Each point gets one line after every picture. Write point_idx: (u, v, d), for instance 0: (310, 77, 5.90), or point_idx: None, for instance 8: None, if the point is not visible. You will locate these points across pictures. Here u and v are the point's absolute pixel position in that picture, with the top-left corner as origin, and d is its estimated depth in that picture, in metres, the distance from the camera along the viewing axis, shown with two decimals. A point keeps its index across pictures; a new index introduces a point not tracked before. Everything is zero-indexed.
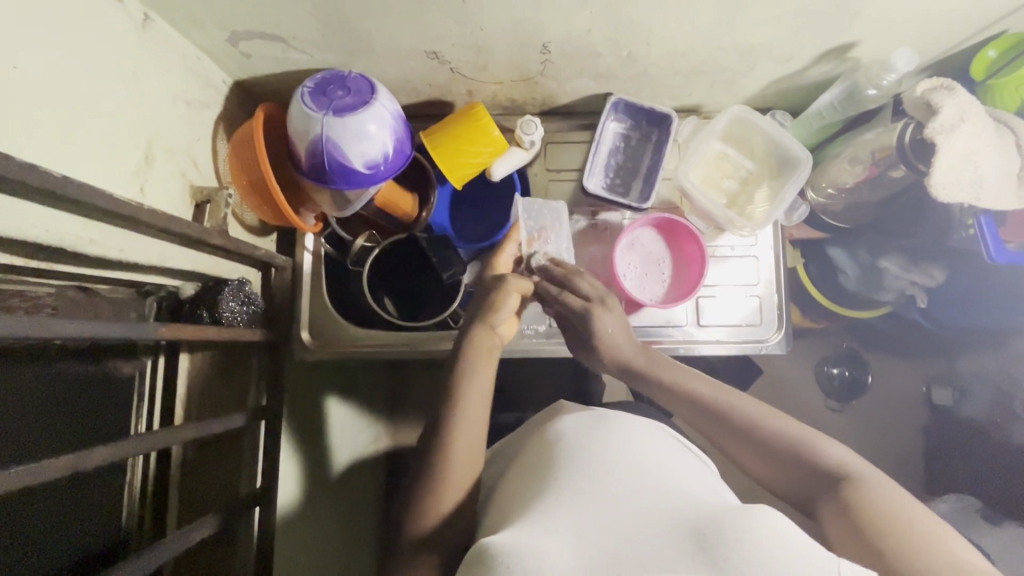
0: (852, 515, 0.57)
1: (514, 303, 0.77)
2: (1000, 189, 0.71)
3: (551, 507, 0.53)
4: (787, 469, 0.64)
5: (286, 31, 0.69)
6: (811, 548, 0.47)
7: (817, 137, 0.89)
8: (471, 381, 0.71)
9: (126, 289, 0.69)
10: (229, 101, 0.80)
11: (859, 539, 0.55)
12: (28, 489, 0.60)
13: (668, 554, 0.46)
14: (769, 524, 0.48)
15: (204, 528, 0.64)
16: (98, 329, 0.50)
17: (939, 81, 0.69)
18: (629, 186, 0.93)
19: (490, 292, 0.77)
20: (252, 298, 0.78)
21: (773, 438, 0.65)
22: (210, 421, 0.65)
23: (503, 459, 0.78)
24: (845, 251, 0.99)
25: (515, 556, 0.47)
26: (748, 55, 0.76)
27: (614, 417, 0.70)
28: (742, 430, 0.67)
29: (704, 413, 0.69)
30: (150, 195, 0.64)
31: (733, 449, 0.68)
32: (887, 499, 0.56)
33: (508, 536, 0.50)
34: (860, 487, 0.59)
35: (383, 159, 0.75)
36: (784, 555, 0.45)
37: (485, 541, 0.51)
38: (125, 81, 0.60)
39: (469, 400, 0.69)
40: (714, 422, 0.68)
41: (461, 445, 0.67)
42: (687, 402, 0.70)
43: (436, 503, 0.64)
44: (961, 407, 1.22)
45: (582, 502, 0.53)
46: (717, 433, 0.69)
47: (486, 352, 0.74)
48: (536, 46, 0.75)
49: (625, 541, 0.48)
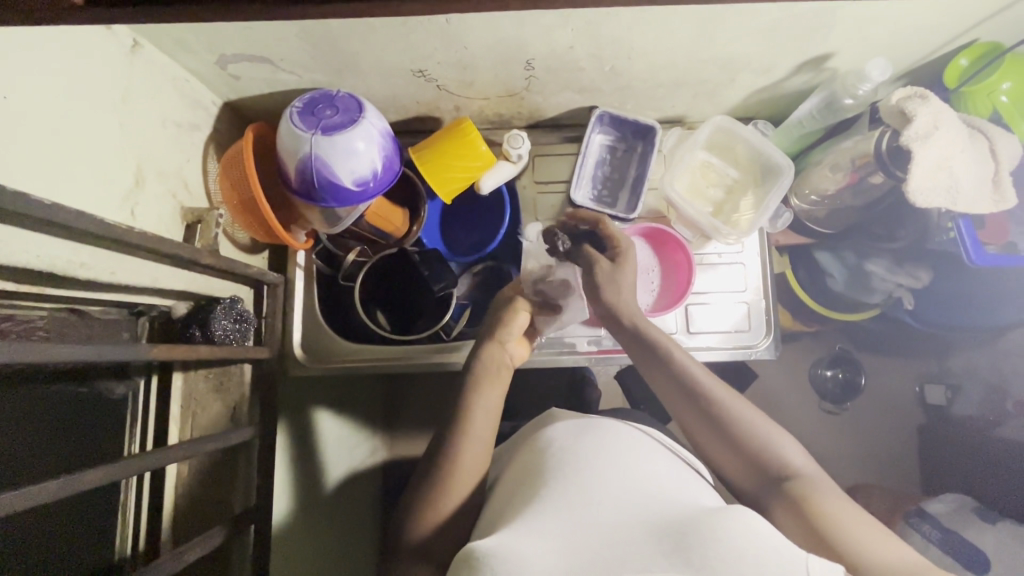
0: (799, 513, 0.58)
1: (524, 322, 0.80)
2: (977, 193, 0.72)
3: (538, 513, 0.53)
4: (745, 461, 0.64)
5: (273, 52, 0.70)
6: (787, 544, 0.48)
7: (799, 144, 0.91)
8: (482, 396, 0.71)
9: (118, 310, 0.70)
10: (219, 122, 0.81)
11: (802, 533, 0.57)
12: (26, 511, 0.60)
13: (647, 555, 0.47)
14: (746, 524, 0.48)
15: (197, 548, 0.64)
16: (89, 352, 0.50)
17: (913, 89, 0.70)
18: (617, 196, 0.94)
19: (501, 312, 0.80)
20: (245, 316, 0.78)
21: (742, 428, 0.65)
22: (202, 439, 0.65)
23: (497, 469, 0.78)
24: (831, 255, 1.01)
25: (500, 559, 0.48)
26: (727, 67, 0.78)
27: (604, 423, 0.71)
28: (722, 419, 0.65)
29: (681, 391, 0.68)
30: (141, 218, 0.65)
31: (696, 429, 0.68)
32: (848, 516, 0.57)
33: (494, 539, 0.51)
34: (813, 490, 0.59)
35: (372, 176, 0.76)
36: (760, 554, 0.46)
37: (474, 544, 0.52)
38: (115, 106, 0.61)
39: (475, 420, 0.69)
40: (686, 398, 0.67)
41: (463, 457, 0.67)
42: (666, 376, 0.69)
43: (428, 513, 0.65)
44: (955, 407, 1.25)
45: (568, 506, 0.53)
46: (690, 416, 0.68)
47: (495, 374, 0.74)
48: (521, 62, 0.76)
49: (608, 545, 0.49)
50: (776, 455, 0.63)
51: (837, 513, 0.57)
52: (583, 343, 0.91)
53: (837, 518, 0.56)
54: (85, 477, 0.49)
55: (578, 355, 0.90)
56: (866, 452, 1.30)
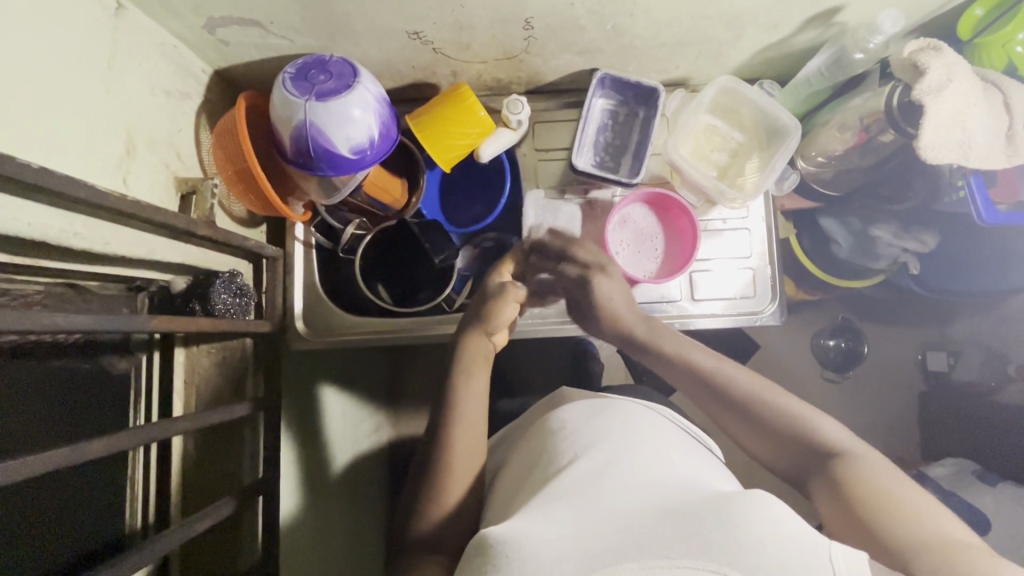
0: (839, 491, 0.58)
1: (511, 313, 0.79)
2: (988, 148, 0.70)
3: (553, 498, 0.54)
4: (783, 443, 0.66)
5: (263, 14, 0.68)
6: (807, 531, 0.47)
7: (804, 105, 0.89)
8: (468, 387, 0.73)
9: (116, 286, 0.69)
10: (210, 91, 0.79)
11: (846, 513, 0.56)
12: (43, 478, 0.61)
13: (664, 541, 0.46)
14: (765, 511, 0.47)
15: (208, 518, 0.64)
16: (85, 321, 0.49)
17: (926, 41, 0.68)
18: (619, 162, 0.92)
19: (489, 301, 0.79)
20: (245, 290, 0.77)
21: (772, 415, 0.67)
22: (206, 412, 0.65)
23: (509, 444, 0.79)
24: (837, 220, 0.99)
25: (514, 546, 0.48)
26: (732, 23, 0.76)
27: (617, 404, 0.71)
28: (752, 411, 0.67)
29: (704, 384, 0.70)
30: (134, 187, 0.63)
31: (725, 420, 0.70)
32: (886, 483, 0.56)
33: (507, 527, 0.51)
34: (850, 465, 0.59)
35: (369, 144, 0.74)
36: (780, 542, 0.45)
37: (488, 529, 0.53)
38: (100, 71, 0.59)
39: (465, 408, 0.71)
40: (701, 386, 0.71)
41: (460, 435, 0.69)
42: (690, 377, 0.72)
43: (440, 501, 0.66)
44: (956, 372, 1.25)
45: (584, 491, 0.53)
46: (718, 413, 0.70)
47: (482, 359, 0.76)
48: (520, 21, 0.73)
49: (624, 527, 0.48)
50: (815, 436, 0.64)
51: (888, 491, 0.55)
52: None
53: (873, 487, 0.56)
54: (84, 446, 0.48)
55: (582, 323, 0.89)
56: (867, 420, 1.31)
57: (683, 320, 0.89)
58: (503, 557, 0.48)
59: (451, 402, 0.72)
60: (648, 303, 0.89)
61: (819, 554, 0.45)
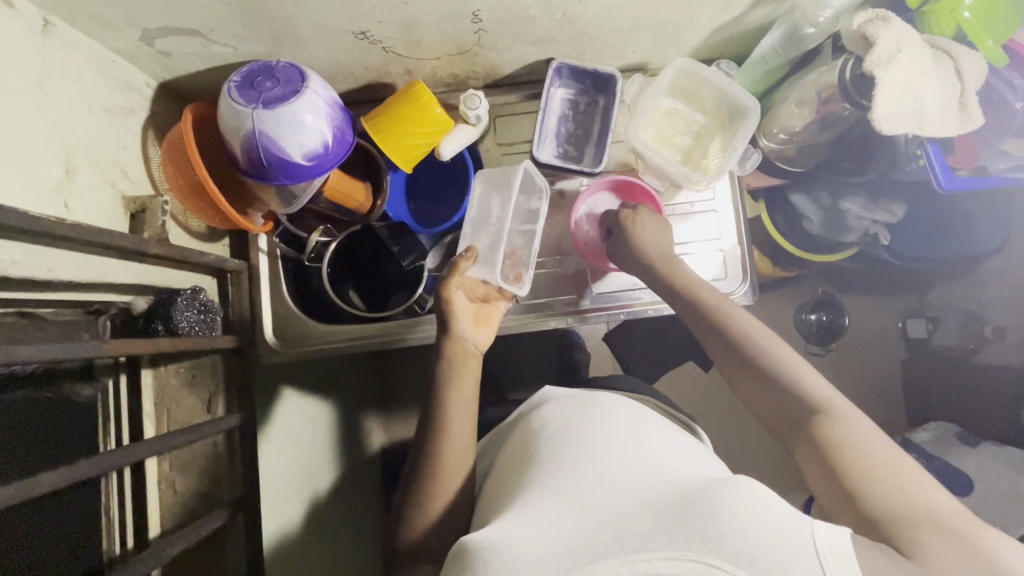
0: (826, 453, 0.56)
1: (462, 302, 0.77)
2: (942, 116, 0.70)
3: (531, 502, 0.53)
4: (777, 404, 0.63)
5: (201, 23, 0.66)
6: (790, 514, 0.46)
7: (763, 83, 0.88)
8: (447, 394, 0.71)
9: (74, 311, 0.65)
10: (157, 105, 0.77)
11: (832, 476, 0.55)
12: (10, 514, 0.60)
13: (645, 533, 0.45)
14: (747, 497, 0.46)
15: (184, 539, 0.63)
16: (35, 352, 0.47)
17: (874, 12, 0.68)
18: (583, 151, 0.91)
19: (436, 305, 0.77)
20: (208, 307, 0.75)
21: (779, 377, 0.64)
22: (175, 432, 0.63)
23: (493, 452, 0.78)
24: (806, 196, 1.00)
25: (492, 551, 0.48)
26: (683, 5, 0.75)
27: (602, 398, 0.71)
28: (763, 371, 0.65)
29: (716, 335, 0.70)
30: (76, 210, 0.61)
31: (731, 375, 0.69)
32: (879, 455, 0.54)
33: (489, 532, 0.51)
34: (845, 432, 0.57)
35: (324, 148, 0.73)
36: (763, 525, 0.44)
37: (469, 535, 0.52)
38: (31, 92, 0.57)
39: (443, 412, 0.70)
40: (716, 338, 0.70)
41: (453, 436, 0.69)
42: (715, 337, 0.70)
43: (416, 512, 0.65)
44: (935, 338, 1.26)
45: (563, 490, 0.53)
46: (729, 365, 0.69)
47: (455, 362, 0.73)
48: (468, 15, 0.72)
49: (605, 524, 0.47)
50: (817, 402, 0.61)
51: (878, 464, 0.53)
52: (560, 304, 0.90)
53: (863, 457, 0.54)
54: (43, 479, 0.46)
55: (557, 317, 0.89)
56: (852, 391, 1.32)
57: (657, 306, 0.89)
58: (482, 563, 0.47)
59: (435, 411, 0.70)
60: (620, 292, 0.90)
61: (805, 537, 0.44)
